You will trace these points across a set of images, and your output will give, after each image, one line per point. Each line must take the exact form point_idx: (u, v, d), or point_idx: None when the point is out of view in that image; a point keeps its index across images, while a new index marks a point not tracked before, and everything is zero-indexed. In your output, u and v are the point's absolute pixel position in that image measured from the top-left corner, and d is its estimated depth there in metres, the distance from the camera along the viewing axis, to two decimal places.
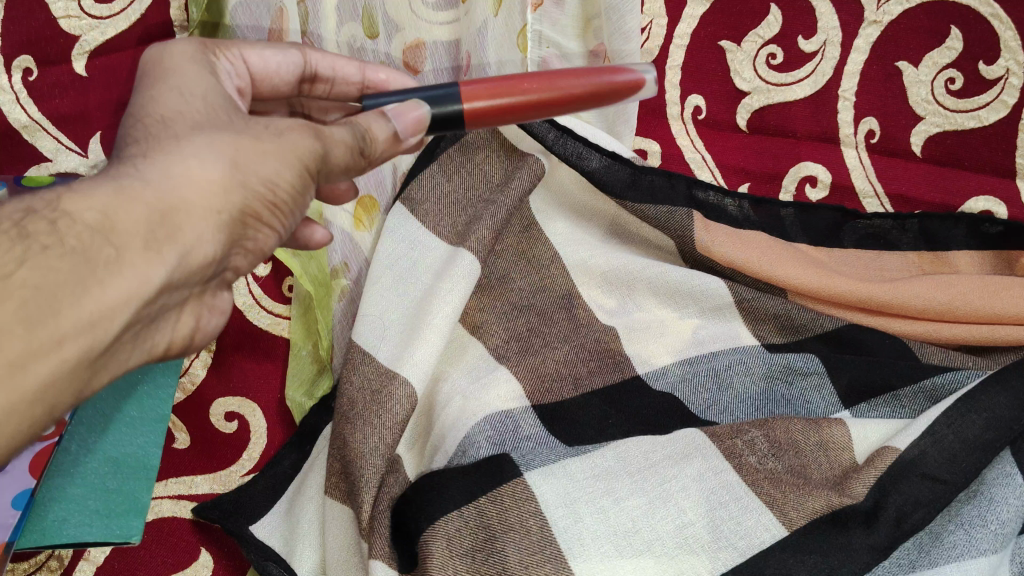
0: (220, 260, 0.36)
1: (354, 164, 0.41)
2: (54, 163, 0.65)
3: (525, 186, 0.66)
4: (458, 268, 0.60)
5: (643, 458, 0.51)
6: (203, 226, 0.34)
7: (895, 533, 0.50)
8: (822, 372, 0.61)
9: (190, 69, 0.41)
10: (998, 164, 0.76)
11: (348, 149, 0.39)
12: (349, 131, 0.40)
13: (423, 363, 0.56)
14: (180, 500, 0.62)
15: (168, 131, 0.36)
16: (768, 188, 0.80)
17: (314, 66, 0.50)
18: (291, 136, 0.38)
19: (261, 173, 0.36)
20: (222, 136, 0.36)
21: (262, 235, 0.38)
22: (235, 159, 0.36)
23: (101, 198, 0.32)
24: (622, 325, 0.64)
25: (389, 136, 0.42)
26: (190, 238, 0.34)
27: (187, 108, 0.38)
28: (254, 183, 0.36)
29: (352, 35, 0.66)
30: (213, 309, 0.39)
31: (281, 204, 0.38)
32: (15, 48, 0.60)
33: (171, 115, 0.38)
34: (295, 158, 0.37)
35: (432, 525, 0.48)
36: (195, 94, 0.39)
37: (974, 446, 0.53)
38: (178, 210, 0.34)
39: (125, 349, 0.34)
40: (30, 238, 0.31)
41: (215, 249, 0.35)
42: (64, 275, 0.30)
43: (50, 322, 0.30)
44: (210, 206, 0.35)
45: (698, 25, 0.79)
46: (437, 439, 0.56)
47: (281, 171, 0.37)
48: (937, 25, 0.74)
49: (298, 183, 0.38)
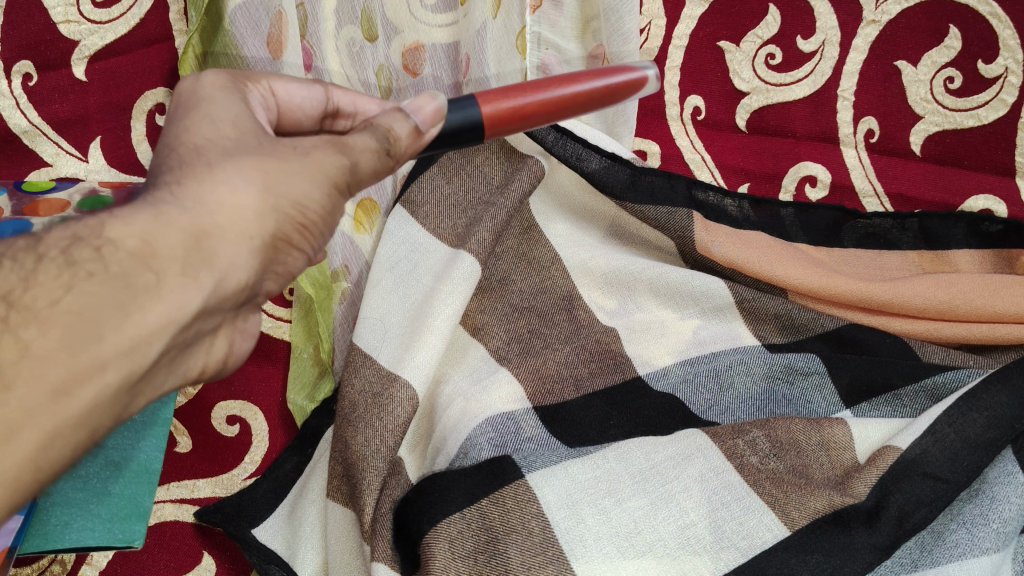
0: (254, 284, 0.35)
1: (382, 168, 0.40)
2: (53, 168, 0.64)
3: (525, 187, 0.66)
4: (458, 271, 0.60)
5: (643, 459, 0.51)
6: (237, 251, 0.33)
7: (896, 533, 0.50)
8: (822, 372, 0.61)
9: (220, 97, 0.40)
10: (998, 163, 0.76)
11: (374, 155, 0.39)
12: (372, 136, 0.40)
13: (425, 365, 0.56)
14: (181, 504, 0.62)
15: (200, 159, 0.35)
16: (768, 188, 0.79)
17: (337, 103, 0.48)
18: (318, 155, 0.37)
19: (293, 194, 0.35)
20: (250, 157, 0.35)
21: (291, 258, 0.37)
22: (266, 182, 0.35)
23: (139, 223, 0.31)
24: (623, 325, 0.65)
25: (410, 132, 0.42)
26: (225, 263, 0.33)
27: (218, 133, 0.37)
28: (286, 207, 0.35)
29: (352, 37, 0.66)
30: (244, 333, 0.38)
31: (312, 225, 0.37)
32: (15, 52, 0.61)
33: (202, 141, 0.36)
34: (323, 176, 0.37)
35: (433, 527, 0.48)
36: (225, 117, 0.38)
37: (975, 445, 0.54)
38: (213, 235, 0.32)
39: (159, 374, 0.33)
40: (75, 265, 0.30)
41: (248, 274, 0.34)
42: (106, 301, 0.29)
43: (90, 347, 0.29)
44: (243, 231, 0.33)
45: (697, 26, 0.79)
46: (438, 442, 0.56)
47: (310, 192, 0.36)
48: (936, 24, 0.75)
49: (328, 204, 0.37)
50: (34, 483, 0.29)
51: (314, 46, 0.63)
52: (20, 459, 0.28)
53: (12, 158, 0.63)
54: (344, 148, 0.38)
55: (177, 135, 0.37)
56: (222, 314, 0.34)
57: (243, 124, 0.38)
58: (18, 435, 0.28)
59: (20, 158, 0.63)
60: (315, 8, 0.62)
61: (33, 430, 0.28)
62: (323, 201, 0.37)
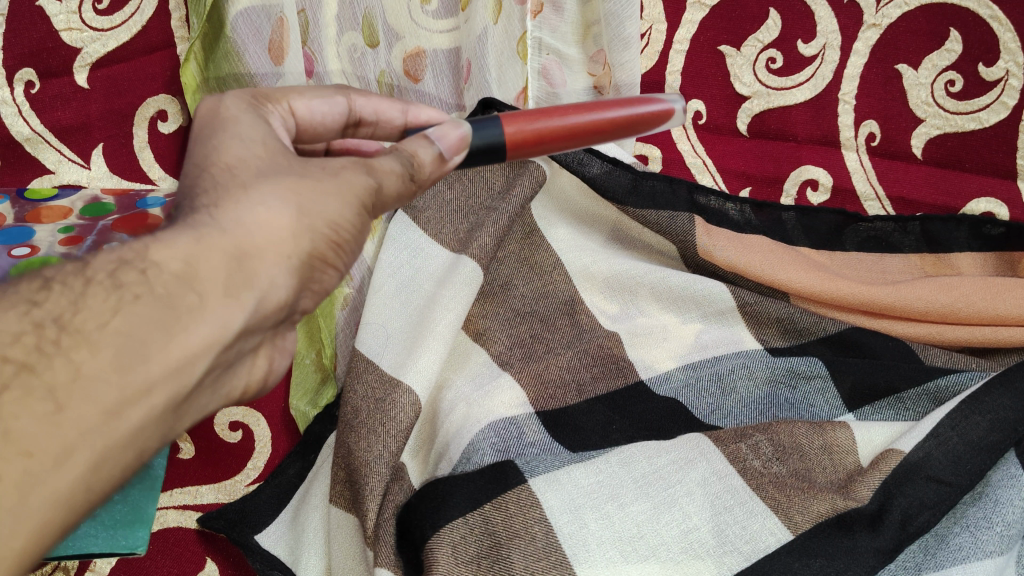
0: (293, 303, 0.35)
1: (407, 192, 0.40)
2: (54, 175, 0.67)
3: (526, 194, 0.65)
4: (460, 274, 0.60)
5: (647, 463, 0.51)
6: (277, 270, 0.33)
7: (900, 536, 0.49)
8: (825, 376, 0.61)
9: (246, 118, 0.39)
10: (1000, 165, 0.75)
11: (399, 178, 0.39)
12: (397, 159, 0.39)
13: (427, 369, 0.56)
14: (185, 510, 0.61)
15: (233, 180, 0.35)
16: (769, 191, 0.80)
17: (359, 112, 0.48)
18: (346, 175, 0.37)
19: (327, 214, 0.35)
20: (285, 178, 0.35)
21: (328, 277, 0.37)
22: (301, 205, 0.34)
23: (182, 245, 0.31)
24: (625, 330, 0.65)
25: (434, 159, 0.42)
26: (265, 282, 0.33)
27: (249, 153, 0.37)
28: (321, 226, 0.35)
29: (352, 43, 0.67)
30: (282, 351, 0.38)
31: (346, 242, 0.36)
32: (18, 59, 0.62)
33: (234, 162, 0.36)
34: (352, 196, 0.36)
35: (437, 533, 0.48)
36: (255, 137, 0.38)
37: (980, 448, 0.53)
38: (253, 255, 0.32)
39: (203, 396, 0.33)
40: (121, 288, 0.30)
41: (287, 293, 0.34)
42: (151, 322, 0.29)
43: (140, 370, 0.29)
44: (281, 251, 0.33)
45: (698, 30, 0.79)
46: (441, 447, 0.56)
47: (343, 212, 0.36)
48: (937, 28, 0.73)
49: (358, 221, 0.37)
50: (83, 508, 0.28)
51: (316, 53, 0.64)
52: (69, 486, 0.27)
53: (15, 165, 0.65)
54: (370, 168, 0.38)
55: (207, 156, 0.37)
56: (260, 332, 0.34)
57: (270, 140, 0.38)
58: (71, 457, 0.27)
59: (24, 164, 0.66)
60: (316, 14, 0.63)
61: (82, 455, 0.28)
62: (353, 218, 0.36)
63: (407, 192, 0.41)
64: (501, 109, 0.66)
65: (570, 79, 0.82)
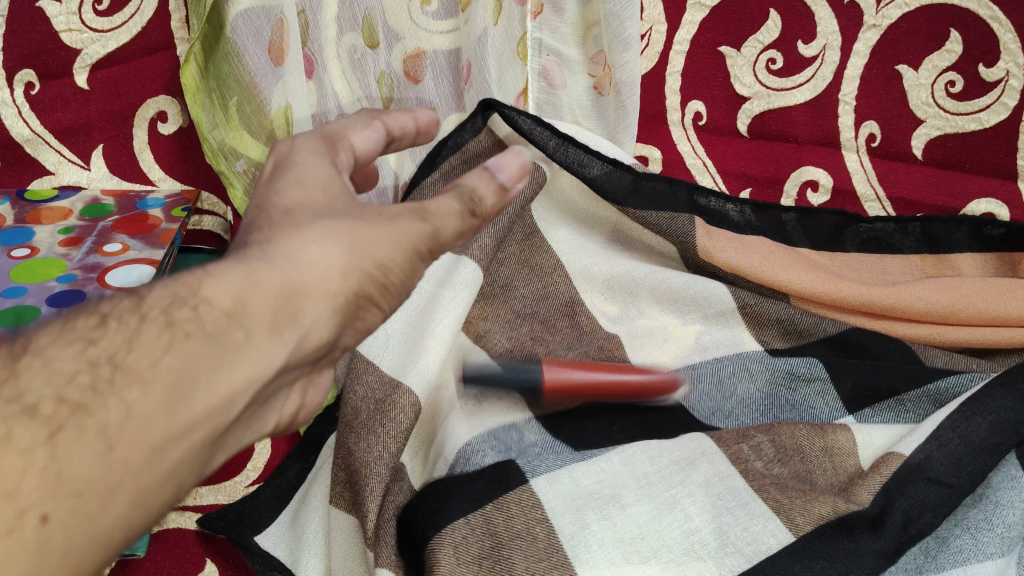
0: (333, 342, 0.35)
1: (469, 229, 0.39)
2: (56, 176, 0.68)
3: (526, 194, 0.66)
4: (460, 277, 0.60)
5: (649, 463, 0.51)
6: (322, 310, 0.33)
7: (901, 539, 0.49)
8: (825, 378, 0.61)
9: (314, 160, 0.39)
10: (1000, 166, 0.75)
11: (458, 217, 0.38)
12: (456, 195, 0.38)
13: (430, 372, 0.56)
14: (185, 512, 0.60)
15: (287, 218, 0.35)
16: (769, 192, 0.81)
17: (390, 132, 0.44)
18: (401, 220, 0.36)
19: (375, 255, 0.35)
20: (339, 219, 0.35)
21: (372, 316, 0.37)
22: (352, 245, 0.35)
23: (234, 281, 0.32)
24: (625, 332, 0.65)
25: (496, 191, 0.39)
26: (309, 321, 0.33)
27: (309, 197, 0.36)
28: (369, 266, 0.35)
29: (352, 44, 0.68)
30: (318, 387, 0.38)
31: (394, 286, 0.36)
32: (18, 61, 0.63)
33: (294, 205, 0.36)
34: (406, 239, 0.36)
35: (438, 533, 0.47)
36: (317, 181, 0.37)
37: (980, 449, 0.53)
38: (301, 293, 0.33)
39: (239, 430, 0.33)
40: (175, 325, 0.30)
41: (330, 332, 0.34)
42: (202, 360, 0.30)
43: (188, 405, 0.29)
44: (327, 291, 0.34)
45: (698, 31, 0.78)
46: (439, 448, 0.55)
47: (393, 255, 0.36)
48: (937, 29, 0.73)
49: (409, 265, 0.37)
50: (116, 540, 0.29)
51: (316, 53, 0.66)
52: (111, 518, 0.28)
53: (14, 167, 0.67)
54: (424, 211, 0.37)
55: (268, 199, 0.37)
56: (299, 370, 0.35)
57: (331, 184, 0.38)
58: (118, 490, 0.28)
59: (24, 166, 0.67)
60: (316, 15, 0.65)
61: (125, 489, 0.28)
62: (402, 263, 0.36)
63: (467, 228, 0.39)
64: (502, 110, 0.65)
65: (570, 80, 0.82)
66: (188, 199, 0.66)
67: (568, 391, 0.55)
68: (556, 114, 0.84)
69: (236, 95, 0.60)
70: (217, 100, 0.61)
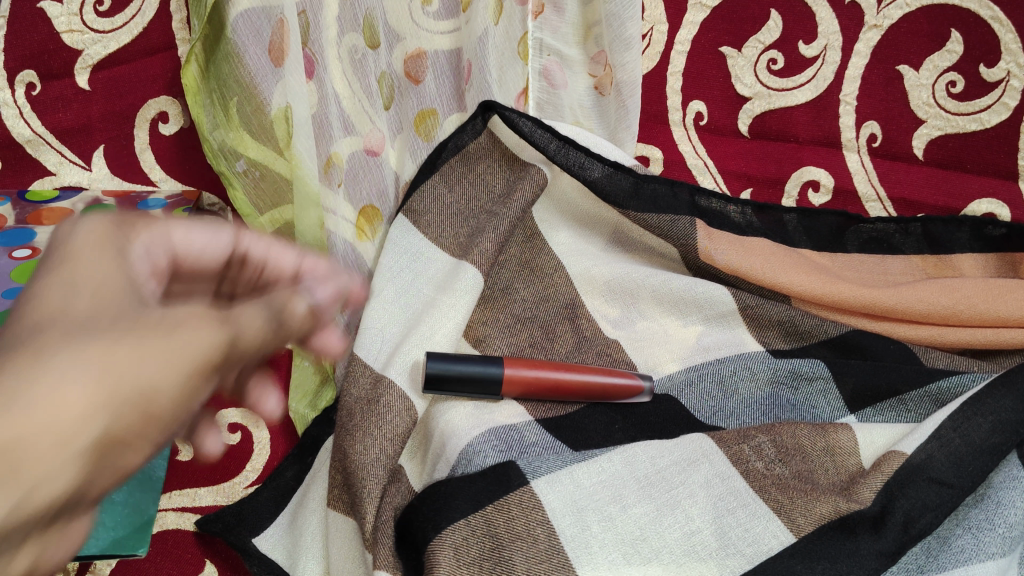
0: (79, 497, 0.25)
1: (271, 344, 0.33)
2: (56, 177, 0.67)
3: (526, 198, 0.66)
4: (460, 282, 0.60)
5: (650, 464, 0.51)
6: (63, 455, 0.24)
7: (902, 538, 0.49)
8: (828, 377, 0.60)
9: (94, 258, 0.30)
10: (1002, 166, 0.75)
11: (259, 333, 0.31)
12: (260, 314, 0.31)
13: (412, 361, 0.57)
14: (184, 513, 0.59)
15: (30, 335, 0.25)
16: (769, 193, 0.79)
17: (246, 250, 0.40)
18: (186, 334, 0.28)
19: (141, 377, 0.26)
20: (99, 339, 0.26)
21: (133, 456, 0.27)
22: (110, 369, 0.25)
23: None
24: (626, 336, 0.65)
25: (309, 313, 0.35)
26: (42, 472, 0.23)
27: (72, 303, 0.27)
28: (134, 397, 0.25)
29: (353, 44, 0.66)
30: (59, 542, 0.27)
31: (162, 421, 0.27)
32: (19, 61, 0.63)
33: (50, 314, 0.27)
34: (192, 363, 0.27)
35: (438, 535, 0.47)
36: (89, 282, 0.28)
37: (981, 450, 0.53)
38: (36, 436, 0.23)
39: None
40: None
41: (71, 485, 0.24)
42: None
43: None
44: (72, 434, 0.24)
45: (698, 32, 0.79)
46: (437, 449, 0.54)
47: (162, 375, 0.26)
48: (938, 29, 0.74)
49: (188, 397, 0.27)
50: None
51: (317, 54, 0.62)
52: None
53: (16, 168, 0.66)
54: (221, 317, 0.29)
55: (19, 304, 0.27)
56: (24, 534, 0.24)
57: (109, 289, 0.29)
58: None
59: (25, 166, 0.66)
60: (316, 15, 0.61)
61: None
62: (181, 390, 0.27)
63: (271, 345, 0.33)
64: (502, 113, 0.66)
65: (571, 80, 0.82)
66: (188, 200, 0.66)
67: (523, 385, 0.56)
68: (557, 114, 0.84)
69: (236, 95, 0.60)
70: (217, 100, 0.60)
